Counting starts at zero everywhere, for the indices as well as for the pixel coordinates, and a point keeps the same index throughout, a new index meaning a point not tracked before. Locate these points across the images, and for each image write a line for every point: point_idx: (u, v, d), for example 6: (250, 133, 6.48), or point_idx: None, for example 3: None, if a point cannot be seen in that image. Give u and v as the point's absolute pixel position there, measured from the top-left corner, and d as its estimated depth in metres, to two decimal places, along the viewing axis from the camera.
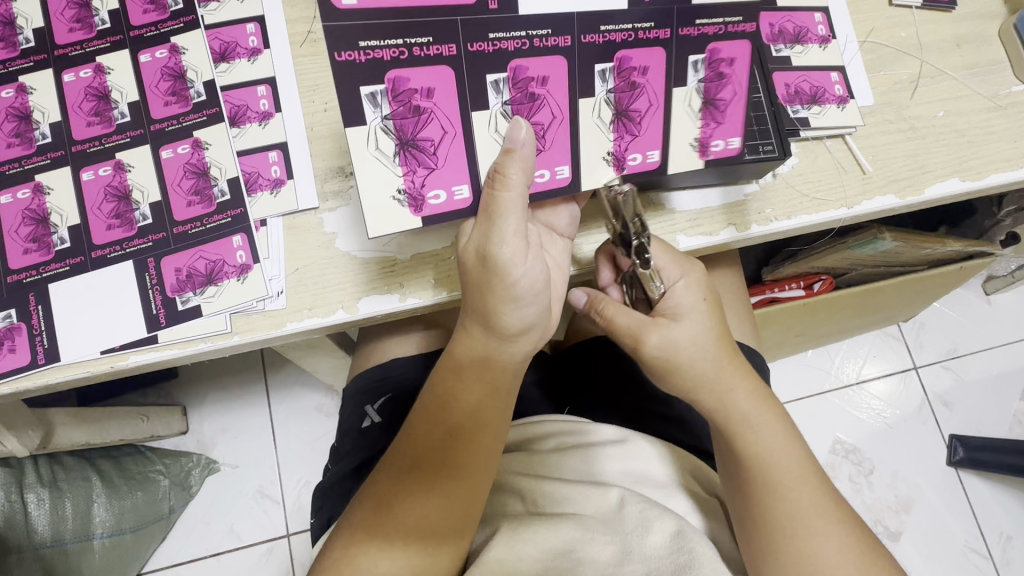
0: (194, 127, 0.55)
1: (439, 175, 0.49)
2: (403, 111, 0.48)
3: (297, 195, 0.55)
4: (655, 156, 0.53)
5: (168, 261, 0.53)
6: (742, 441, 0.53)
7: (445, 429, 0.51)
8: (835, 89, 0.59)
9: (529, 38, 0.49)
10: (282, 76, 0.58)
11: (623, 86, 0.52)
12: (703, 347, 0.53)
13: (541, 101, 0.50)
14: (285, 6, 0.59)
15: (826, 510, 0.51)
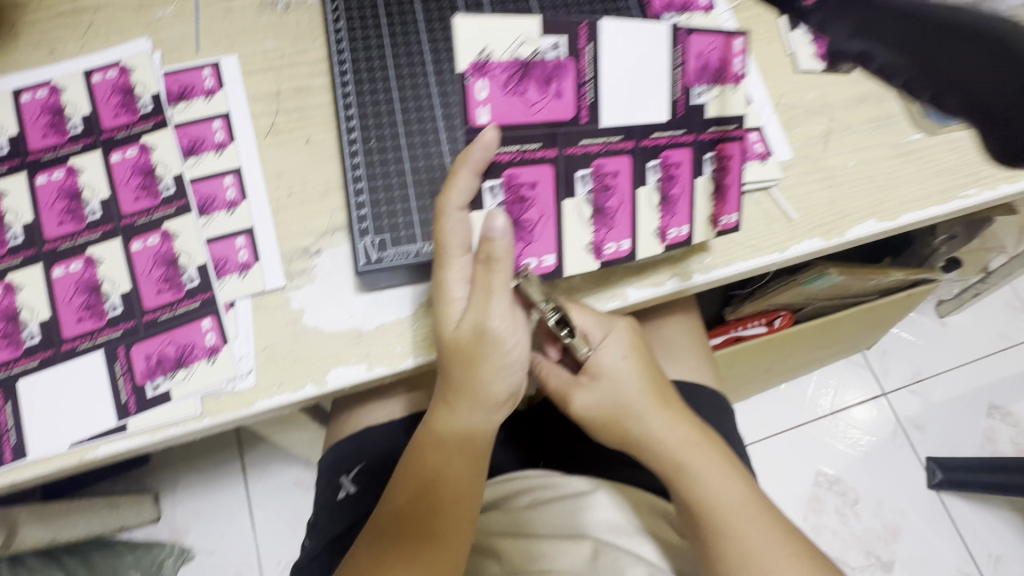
0: (164, 218, 0.59)
1: (533, 248, 0.55)
2: (511, 199, 0.53)
3: (264, 275, 0.57)
4: (682, 231, 0.59)
5: (138, 347, 0.54)
6: (683, 491, 0.55)
7: (443, 494, 0.51)
8: (755, 147, 0.66)
9: (608, 143, 0.55)
10: (247, 166, 0.62)
11: (599, 187, 0.55)
12: (633, 403, 0.56)
13: (614, 189, 0.56)
14: (250, 103, 0.65)
15: (776, 537, 0.53)
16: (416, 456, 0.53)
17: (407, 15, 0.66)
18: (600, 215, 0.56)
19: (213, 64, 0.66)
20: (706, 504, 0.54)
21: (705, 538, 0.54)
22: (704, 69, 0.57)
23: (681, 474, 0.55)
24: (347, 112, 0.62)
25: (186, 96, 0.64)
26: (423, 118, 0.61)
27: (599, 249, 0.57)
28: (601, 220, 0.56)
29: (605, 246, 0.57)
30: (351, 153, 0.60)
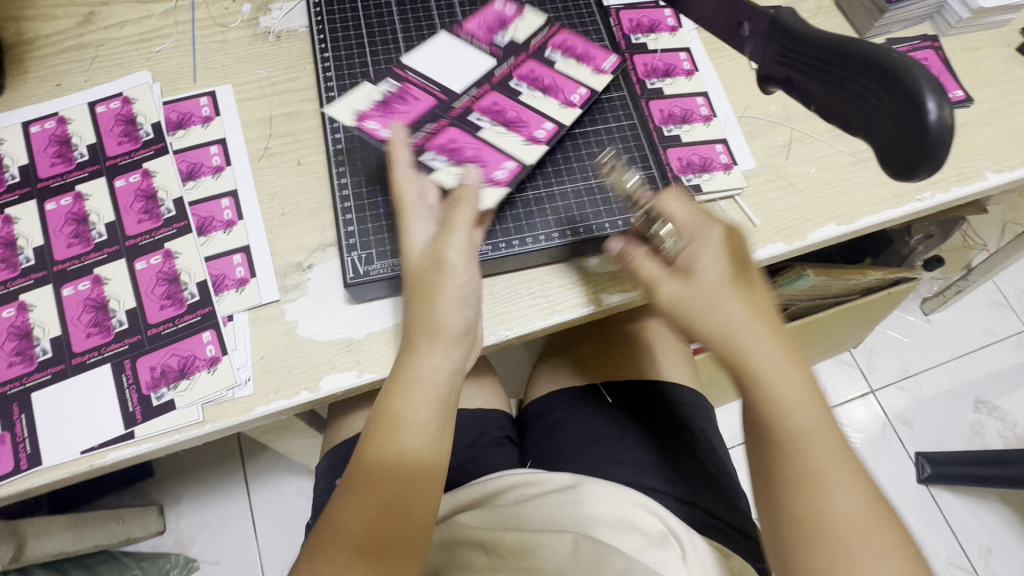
0: (166, 239, 0.63)
1: (489, 164, 0.62)
2: (445, 151, 0.62)
3: (260, 289, 0.61)
4: (548, 127, 0.65)
5: (143, 360, 0.58)
6: (755, 388, 0.50)
7: (405, 452, 0.50)
8: (721, 158, 0.70)
9: (471, 96, 0.66)
10: (243, 188, 0.66)
11: (491, 113, 0.65)
12: (738, 333, 0.51)
13: (440, 133, 0.63)
14: (245, 129, 0.69)
15: (859, 499, 0.46)
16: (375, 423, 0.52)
17: (390, 46, 0.71)
18: (467, 159, 0.62)
19: (210, 93, 0.70)
20: (787, 444, 0.48)
21: (770, 453, 0.49)
22: (497, 26, 0.71)
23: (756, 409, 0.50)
24: (335, 138, 0.66)
25: (184, 124, 0.68)
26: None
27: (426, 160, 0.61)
28: (479, 156, 0.62)
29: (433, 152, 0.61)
30: (339, 175, 0.64)
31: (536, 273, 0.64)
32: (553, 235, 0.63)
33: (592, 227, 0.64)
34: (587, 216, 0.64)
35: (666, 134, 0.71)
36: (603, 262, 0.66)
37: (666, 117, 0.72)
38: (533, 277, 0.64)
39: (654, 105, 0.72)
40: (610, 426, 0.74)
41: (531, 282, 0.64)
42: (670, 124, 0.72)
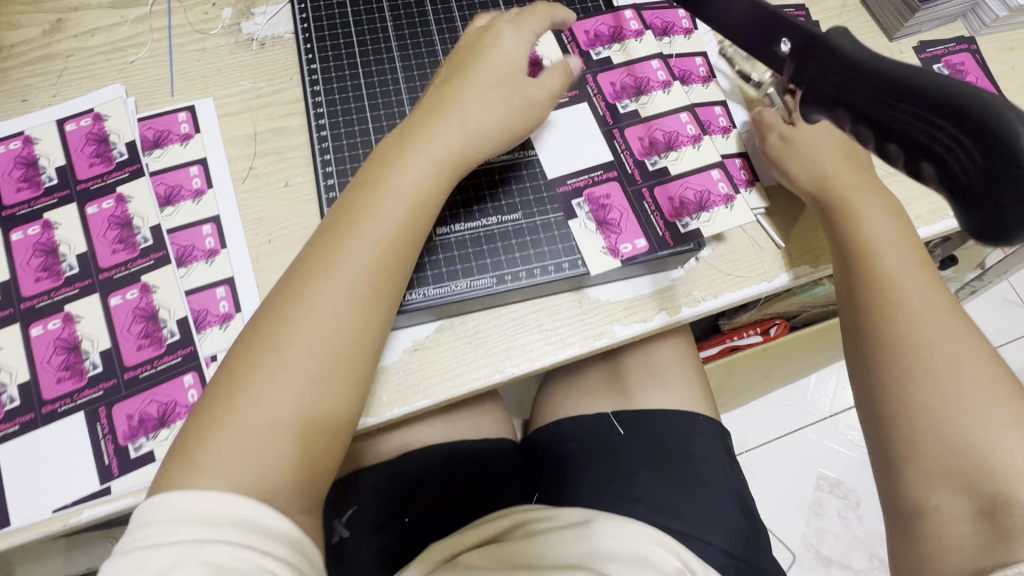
0: (143, 272, 0.58)
1: (626, 232, 0.59)
2: (600, 212, 0.60)
3: (246, 327, 0.57)
4: (686, 117, 0.64)
5: (120, 407, 0.53)
6: (875, 276, 0.54)
7: (357, 306, 0.48)
8: (740, 173, 0.65)
9: (623, 153, 0.62)
10: (225, 214, 0.61)
11: (596, 209, 0.60)
12: (856, 198, 0.58)
13: (611, 204, 0.60)
14: (227, 147, 0.64)
15: (1008, 405, 0.47)
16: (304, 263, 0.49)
17: (383, 56, 0.66)
18: (703, 206, 0.60)
19: (188, 107, 0.65)
20: (903, 332, 0.51)
21: (878, 345, 0.52)
22: (601, 35, 0.67)
23: (864, 308, 0.54)
24: (324, 160, 0.62)
25: (161, 142, 0.63)
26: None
27: (616, 250, 0.58)
28: (707, 204, 0.60)
29: (623, 246, 0.59)
30: (329, 200, 0.60)
31: (544, 302, 0.60)
32: (562, 266, 0.58)
33: (606, 254, 0.59)
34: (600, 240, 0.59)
35: None
36: (616, 289, 0.61)
37: (677, 132, 0.65)
38: (540, 307, 0.60)
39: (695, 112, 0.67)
40: (622, 458, 0.70)
41: (538, 312, 0.59)
42: None
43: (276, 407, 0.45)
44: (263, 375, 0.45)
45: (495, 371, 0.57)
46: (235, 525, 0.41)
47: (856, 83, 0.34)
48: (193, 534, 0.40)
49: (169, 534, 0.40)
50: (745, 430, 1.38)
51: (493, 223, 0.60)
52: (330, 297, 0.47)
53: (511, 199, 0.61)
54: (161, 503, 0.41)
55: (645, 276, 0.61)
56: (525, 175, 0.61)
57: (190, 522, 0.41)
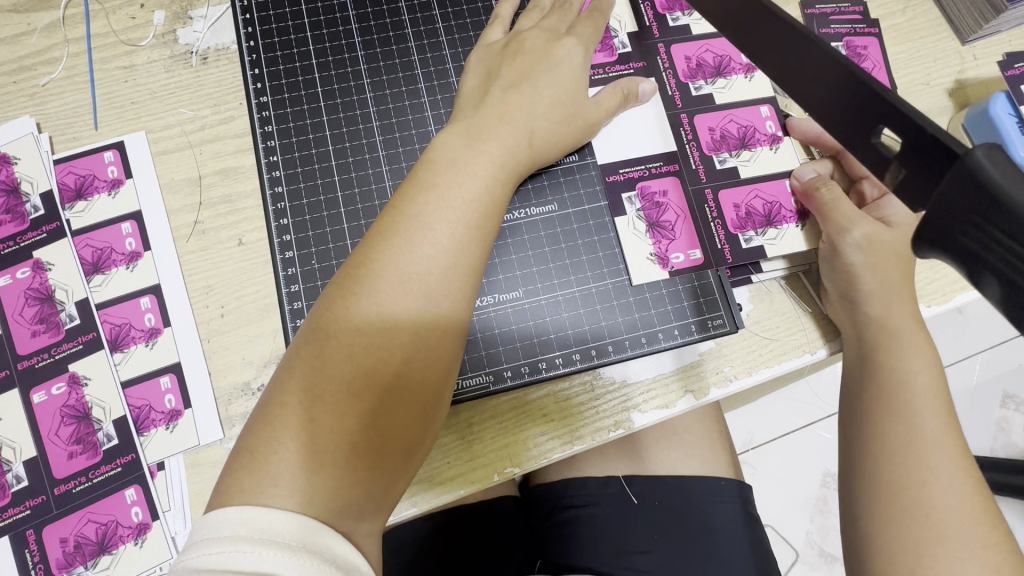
0: (69, 360, 0.48)
1: (681, 239, 0.52)
2: (652, 209, 0.53)
3: (196, 426, 0.48)
4: (767, 111, 0.56)
5: (51, 530, 0.45)
6: (896, 384, 0.45)
7: (390, 379, 0.38)
8: (792, 202, 0.53)
9: (691, 141, 0.54)
10: (167, 283, 0.51)
11: (649, 205, 0.53)
12: (886, 280, 0.47)
13: (667, 203, 0.53)
14: (166, 195, 0.53)
15: (982, 552, 0.39)
16: (318, 326, 0.38)
17: (349, 82, 0.55)
18: (771, 219, 0.53)
19: (117, 144, 0.54)
20: (916, 466, 0.42)
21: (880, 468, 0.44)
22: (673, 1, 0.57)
23: (868, 416, 0.46)
24: (280, 220, 0.52)
25: (85, 191, 0.52)
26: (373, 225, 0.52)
27: (666, 259, 0.52)
28: (776, 217, 0.53)
29: (673, 255, 0.52)
30: (288, 281, 0.50)
31: (548, 387, 0.49)
32: (573, 358, 0.49)
33: (624, 343, 0.50)
34: (617, 327, 0.50)
35: (718, 166, 0.54)
36: (629, 369, 0.50)
37: (718, 139, 0.55)
38: (544, 396, 0.49)
39: (730, 117, 0.55)
40: (633, 531, 0.61)
41: (541, 400, 0.49)
42: (724, 150, 0.54)
43: (294, 513, 0.33)
44: (279, 470, 0.34)
45: (490, 474, 0.48)
46: (318, 554, 0.32)
47: (998, 226, 0.22)
48: (271, 560, 0.31)
49: (246, 553, 0.31)
50: (751, 424, 1.04)
51: (487, 304, 0.50)
52: (362, 379, 0.37)
53: (511, 272, 0.50)
54: (241, 513, 0.33)
55: (667, 350, 0.51)
56: (528, 241, 0.51)
57: (272, 542, 0.32)
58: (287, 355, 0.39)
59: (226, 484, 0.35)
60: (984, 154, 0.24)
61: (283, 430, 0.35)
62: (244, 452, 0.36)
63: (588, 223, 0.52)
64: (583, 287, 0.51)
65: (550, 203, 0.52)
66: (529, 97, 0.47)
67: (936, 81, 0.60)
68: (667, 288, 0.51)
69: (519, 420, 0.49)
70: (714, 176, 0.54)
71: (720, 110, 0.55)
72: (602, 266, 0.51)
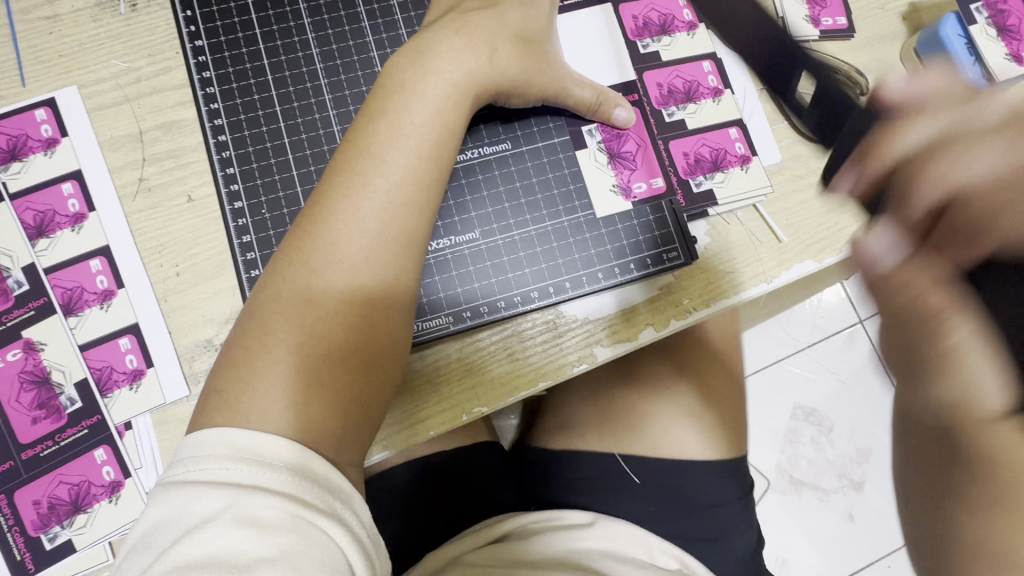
0: (22, 326, 0.47)
1: (642, 170, 0.52)
2: (612, 141, 0.52)
3: (161, 385, 0.48)
4: (709, 66, 0.56)
5: (22, 494, 0.45)
6: None
7: (353, 317, 0.38)
8: (737, 148, 0.55)
9: (640, 94, 0.54)
10: (117, 244, 0.49)
11: (609, 135, 0.52)
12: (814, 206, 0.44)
13: (627, 133, 0.53)
14: (106, 153, 0.51)
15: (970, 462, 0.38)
16: (280, 271, 0.38)
17: (289, 23, 0.53)
18: (718, 164, 0.54)
19: (48, 100, 0.51)
20: None
21: None
22: None
23: None
24: (226, 171, 0.51)
25: (18, 152, 0.50)
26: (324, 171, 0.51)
27: (629, 189, 0.52)
28: (722, 162, 0.54)
29: (636, 185, 0.52)
30: (239, 232, 0.49)
31: (510, 327, 0.50)
32: (531, 296, 0.50)
33: (582, 278, 0.51)
34: (574, 263, 0.51)
35: (668, 120, 0.54)
36: (595, 304, 0.51)
37: (666, 94, 0.55)
38: (504, 335, 0.50)
39: (674, 74, 0.55)
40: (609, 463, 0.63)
41: (505, 340, 0.50)
42: (672, 104, 0.55)
43: (272, 435, 0.34)
44: (249, 406, 0.35)
45: (460, 414, 0.49)
46: (296, 471, 0.33)
47: None
48: (249, 475, 0.32)
49: (227, 470, 0.33)
50: None
51: (445, 247, 0.49)
52: (322, 326, 0.37)
53: (467, 214, 0.50)
54: (219, 433, 0.34)
55: (628, 286, 0.52)
56: (484, 183, 0.51)
57: (250, 460, 0.33)
58: (246, 306, 0.38)
59: (199, 418, 0.36)
60: None
61: (247, 367, 0.36)
62: (210, 396, 0.36)
63: (542, 161, 0.52)
64: (538, 226, 0.51)
65: (503, 141, 0.52)
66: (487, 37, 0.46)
67: (891, 5, 0.59)
68: (622, 223, 0.52)
69: (484, 361, 0.50)
70: (664, 128, 0.54)
71: (666, 66, 0.55)
72: (557, 204, 0.51)
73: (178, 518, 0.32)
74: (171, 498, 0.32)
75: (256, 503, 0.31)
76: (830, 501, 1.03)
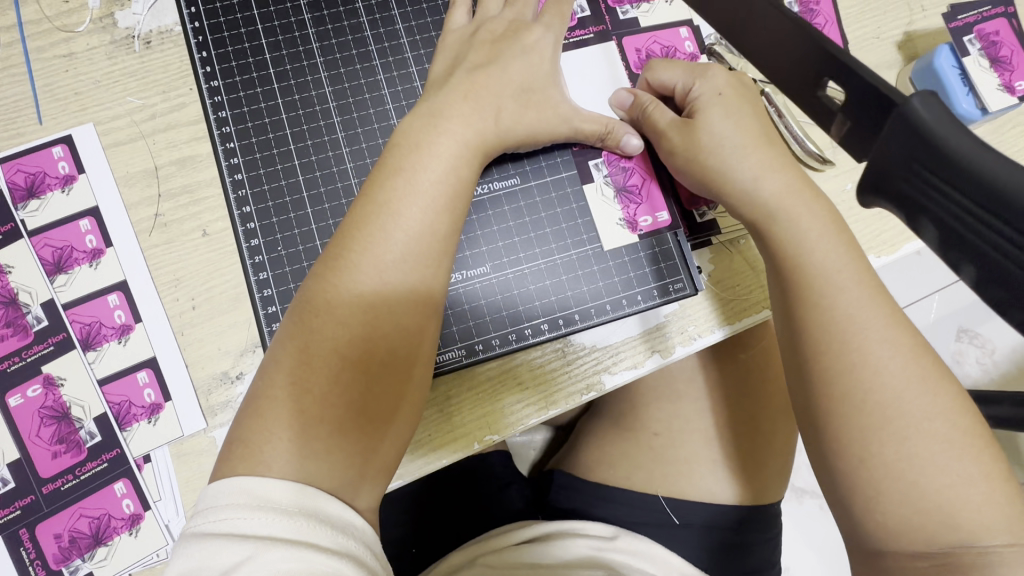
0: (42, 361, 0.48)
1: (648, 203, 0.54)
2: (618, 175, 0.54)
3: (179, 418, 0.49)
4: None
5: (44, 528, 0.46)
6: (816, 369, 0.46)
7: (373, 370, 0.40)
8: None
9: None
10: (134, 278, 0.50)
11: (615, 170, 0.54)
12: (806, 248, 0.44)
13: (632, 167, 0.54)
14: (123, 189, 0.52)
15: (985, 478, 0.38)
16: (301, 321, 0.40)
17: (302, 62, 0.54)
18: None
19: (65, 138, 0.52)
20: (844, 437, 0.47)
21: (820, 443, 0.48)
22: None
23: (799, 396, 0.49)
24: (243, 210, 0.52)
25: (36, 190, 0.51)
26: (337, 208, 0.52)
27: (634, 222, 0.53)
28: None
29: (641, 219, 0.53)
30: (256, 269, 0.50)
31: (519, 357, 0.51)
32: (541, 328, 0.51)
33: (590, 310, 0.52)
34: (582, 295, 0.52)
35: None
36: (601, 335, 0.52)
37: None
38: (514, 365, 0.51)
39: None
40: None
41: (516, 370, 0.51)
42: None
43: (300, 486, 0.36)
44: (272, 457, 0.37)
45: (471, 443, 0.50)
46: (310, 518, 0.35)
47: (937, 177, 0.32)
48: (266, 526, 0.34)
49: (245, 519, 0.34)
50: None
51: (457, 281, 0.51)
52: (346, 372, 0.39)
53: (478, 249, 0.51)
54: (236, 484, 0.36)
55: (633, 315, 0.53)
56: (494, 218, 0.52)
57: (265, 508, 0.35)
58: (272, 352, 0.40)
59: (223, 466, 0.38)
60: (920, 104, 0.33)
61: (272, 424, 0.37)
62: (237, 445, 0.38)
63: (551, 195, 0.53)
64: (548, 259, 0.52)
65: (512, 176, 0.53)
66: (498, 80, 0.48)
67: (886, 34, 0.61)
68: (629, 255, 0.53)
69: (495, 391, 0.51)
70: None
71: None
72: (565, 237, 0.53)
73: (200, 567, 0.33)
74: (190, 552, 0.34)
75: (273, 551, 0.33)
76: (831, 511, 1.05)
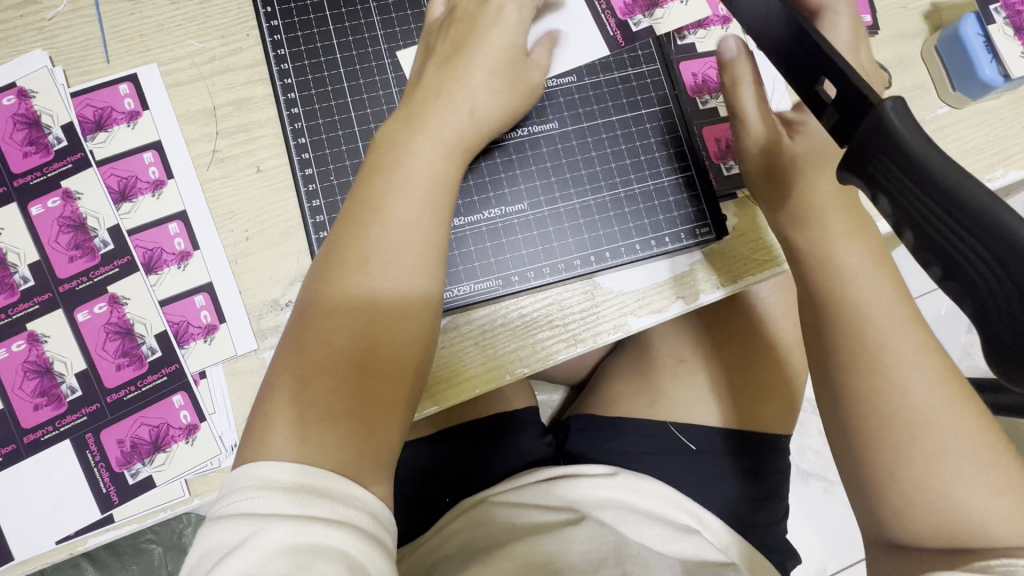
0: (107, 282, 0.52)
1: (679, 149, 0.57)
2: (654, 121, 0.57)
3: (232, 338, 0.52)
4: None
5: (108, 433, 0.50)
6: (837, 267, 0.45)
7: (370, 362, 0.41)
8: None
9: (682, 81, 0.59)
10: (192, 209, 0.54)
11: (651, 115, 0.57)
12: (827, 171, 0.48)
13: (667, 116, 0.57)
14: (183, 124, 0.55)
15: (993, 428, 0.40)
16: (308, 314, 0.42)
17: (357, 6, 0.57)
18: None
19: (130, 76, 0.55)
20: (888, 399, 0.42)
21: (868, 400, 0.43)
22: None
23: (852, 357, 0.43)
24: (298, 141, 0.54)
25: (104, 123, 0.54)
26: None
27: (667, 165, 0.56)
28: None
29: (673, 162, 0.56)
30: (309, 196, 0.53)
31: (551, 296, 0.54)
32: (574, 265, 0.54)
33: (621, 249, 0.55)
34: (614, 235, 0.55)
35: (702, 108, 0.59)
36: (631, 278, 0.55)
37: (701, 84, 0.59)
38: (548, 303, 0.54)
39: (707, 64, 0.60)
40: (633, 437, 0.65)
41: (549, 307, 0.54)
42: (706, 93, 0.59)
43: (299, 463, 0.37)
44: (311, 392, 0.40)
45: (503, 373, 0.53)
46: (315, 498, 0.36)
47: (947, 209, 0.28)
48: (272, 504, 0.35)
49: (254, 499, 0.36)
50: None
51: (496, 216, 0.54)
52: (343, 362, 0.40)
53: (516, 186, 0.54)
54: (248, 471, 0.38)
55: (662, 259, 0.56)
56: (532, 159, 0.55)
57: (273, 490, 0.36)
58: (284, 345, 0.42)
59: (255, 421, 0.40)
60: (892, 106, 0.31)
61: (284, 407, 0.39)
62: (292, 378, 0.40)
63: (586, 140, 0.56)
64: (582, 200, 0.55)
65: (551, 121, 0.55)
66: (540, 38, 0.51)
67: (913, 5, 0.63)
68: (659, 201, 0.56)
69: (530, 330, 0.54)
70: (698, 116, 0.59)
71: (701, 57, 0.59)
72: (600, 179, 0.55)
73: (216, 545, 0.35)
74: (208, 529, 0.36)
75: (275, 530, 0.34)
76: (835, 491, 1.07)
